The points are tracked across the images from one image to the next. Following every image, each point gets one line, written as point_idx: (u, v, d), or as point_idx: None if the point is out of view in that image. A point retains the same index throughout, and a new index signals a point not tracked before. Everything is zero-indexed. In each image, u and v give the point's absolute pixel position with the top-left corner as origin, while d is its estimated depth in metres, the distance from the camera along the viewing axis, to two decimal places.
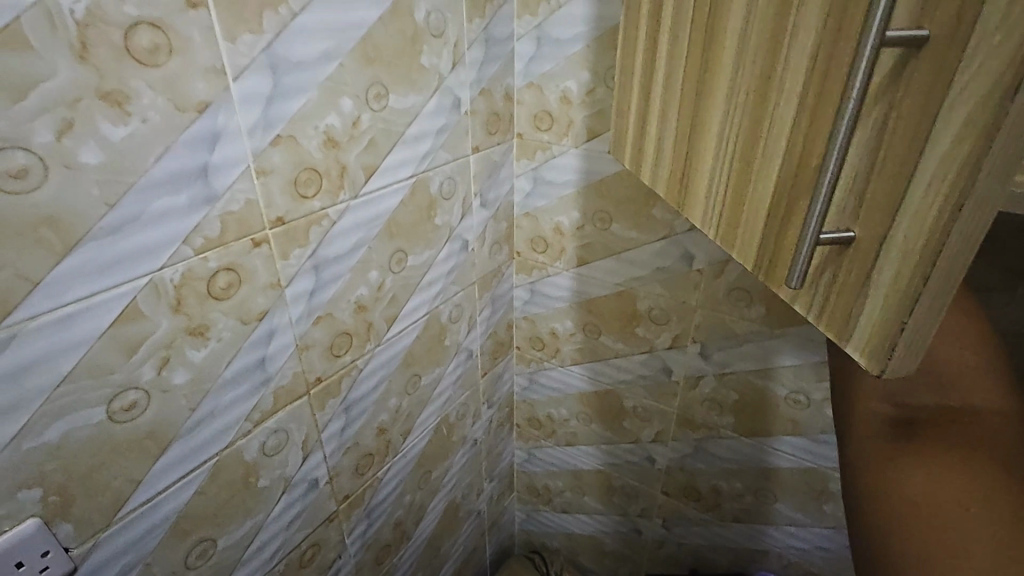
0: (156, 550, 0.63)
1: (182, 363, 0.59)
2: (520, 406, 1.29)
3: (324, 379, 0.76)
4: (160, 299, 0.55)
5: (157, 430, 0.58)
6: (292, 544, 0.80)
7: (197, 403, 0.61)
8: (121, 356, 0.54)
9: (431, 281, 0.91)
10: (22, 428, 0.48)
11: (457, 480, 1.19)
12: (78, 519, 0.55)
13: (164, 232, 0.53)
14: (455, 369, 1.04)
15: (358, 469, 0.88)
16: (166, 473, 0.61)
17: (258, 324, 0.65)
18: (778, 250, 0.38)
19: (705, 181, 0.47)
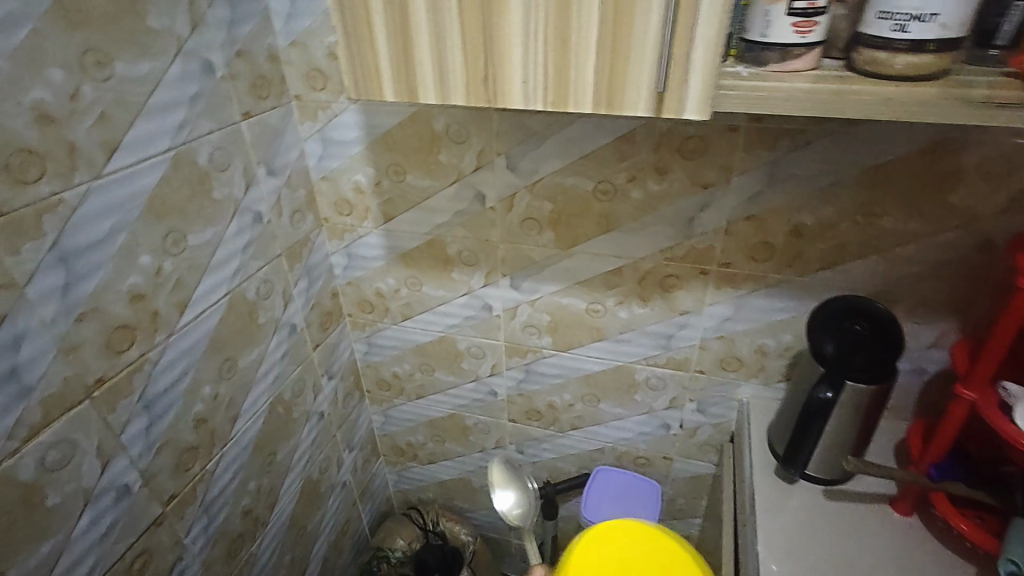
0: None
1: None
2: (365, 371, 1.30)
3: (108, 379, 0.71)
4: None
5: None
6: (113, 557, 0.76)
7: None
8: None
9: (224, 259, 0.87)
10: None
11: (310, 456, 1.18)
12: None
13: None
14: (278, 346, 1.02)
15: (181, 465, 0.84)
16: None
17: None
18: (614, 85, 0.52)
19: (517, 75, 0.54)
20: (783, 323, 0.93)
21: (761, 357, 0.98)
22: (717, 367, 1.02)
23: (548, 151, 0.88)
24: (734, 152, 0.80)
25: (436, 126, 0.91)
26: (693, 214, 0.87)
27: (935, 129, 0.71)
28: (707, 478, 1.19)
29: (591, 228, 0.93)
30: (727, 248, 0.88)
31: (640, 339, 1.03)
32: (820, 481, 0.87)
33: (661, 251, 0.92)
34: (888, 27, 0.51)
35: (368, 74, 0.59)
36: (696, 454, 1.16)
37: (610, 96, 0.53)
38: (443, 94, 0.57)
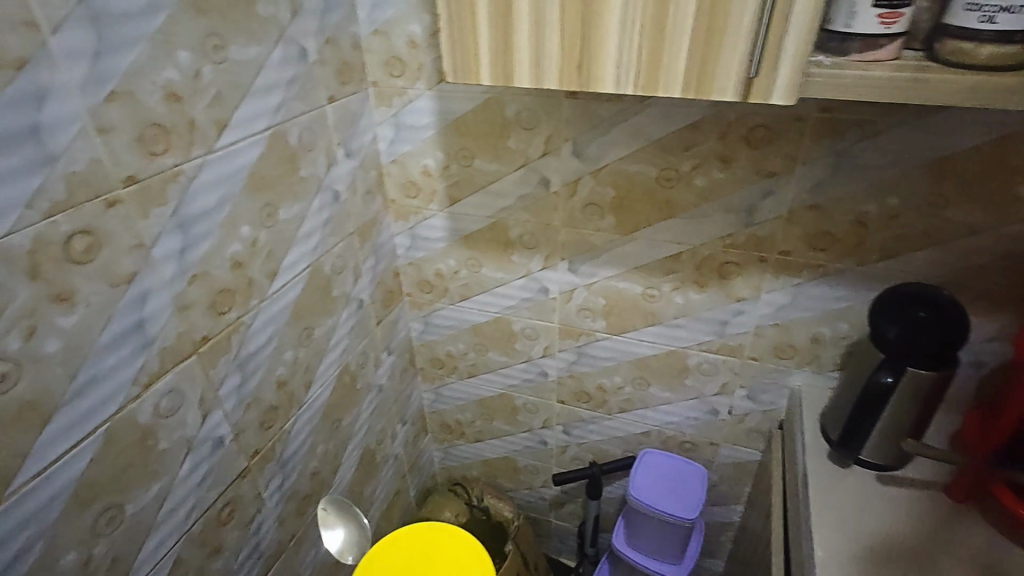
0: (59, 522, 0.62)
1: (51, 331, 0.58)
2: (420, 349, 1.36)
3: (210, 337, 0.77)
4: (14, 267, 0.54)
5: (36, 399, 0.58)
6: (207, 503, 0.82)
7: (76, 369, 0.61)
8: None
9: (307, 233, 0.93)
10: None
11: (369, 426, 1.24)
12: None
13: (7, 195, 0.52)
14: (347, 319, 1.08)
15: (264, 423, 0.91)
16: (56, 443, 0.60)
17: (128, 287, 0.65)
18: (705, 71, 0.56)
19: (611, 61, 0.58)
20: (840, 312, 0.95)
21: (815, 345, 1.00)
22: (770, 354, 1.04)
23: (614, 138, 0.92)
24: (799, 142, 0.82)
25: (507, 113, 0.95)
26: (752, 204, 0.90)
27: (1012, 121, 0.72)
28: (752, 464, 1.22)
29: (653, 214, 0.96)
30: (787, 237, 0.91)
31: (694, 324, 1.06)
32: (876, 467, 0.89)
33: (721, 238, 0.95)
34: (975, 18, 0.54)
35: (467, 60, 0.63)
36: (743, 441, 1.18)
37: (700, 81, 0.57)
38: (537, 78, 0.62)
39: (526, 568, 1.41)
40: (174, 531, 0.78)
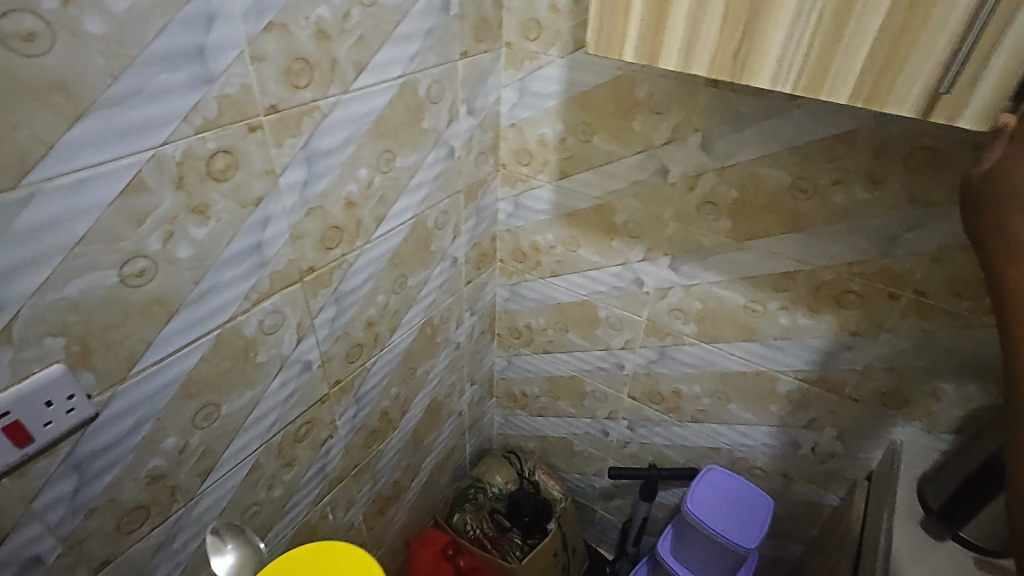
0: (166, 408, 0.69)
1: (185, 238, 0.63)
2: (502, 316, 1.37)
3: (316, 269, 0.82)
4: (163, 174, 0.58)
5: (164, 297, 0.63)
6: (288, 419, 0.89)
7: (200, 276, 0.66)
8: (123, 224, 0.57)
9: (418, 185, 0.95)
10: (45, 283, 0.53)
11: (440, 379, 1.28)
12: (95, 376, 0.60)
13: (167, 108, 0.56)
14: (439, 274, 1.11)
15: (348, 357, 0.96)
16: (172, 340, 0.66)
17: (254, 209, 0.69)
18: (884, 78, 0.49)
19: (772, 53, 0.53)
20: (973, 371, 0.84)
21: (932, 401, 0.90)
22: (875, 399, 0.95)
23: (749, 137, 0.85)
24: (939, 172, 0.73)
25: (638, 93, 0.91)
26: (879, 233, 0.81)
27: None
28: (826, 509, 1.13)
29: (774, 224, 0.89)
30: (916, 277, 0.81)
31: (794, 350, 0.98)
32: (975, 548, 0.78)
33: (849, 263, 0.86)
34: None
35: (612, 33, 0.61)
36: (821, 483, 1.10)
37: (875, 89, 0.50)
38: (684, 61, 0.58)
39: (564, 549, 1.43)
40: (255, 440, 0.84)
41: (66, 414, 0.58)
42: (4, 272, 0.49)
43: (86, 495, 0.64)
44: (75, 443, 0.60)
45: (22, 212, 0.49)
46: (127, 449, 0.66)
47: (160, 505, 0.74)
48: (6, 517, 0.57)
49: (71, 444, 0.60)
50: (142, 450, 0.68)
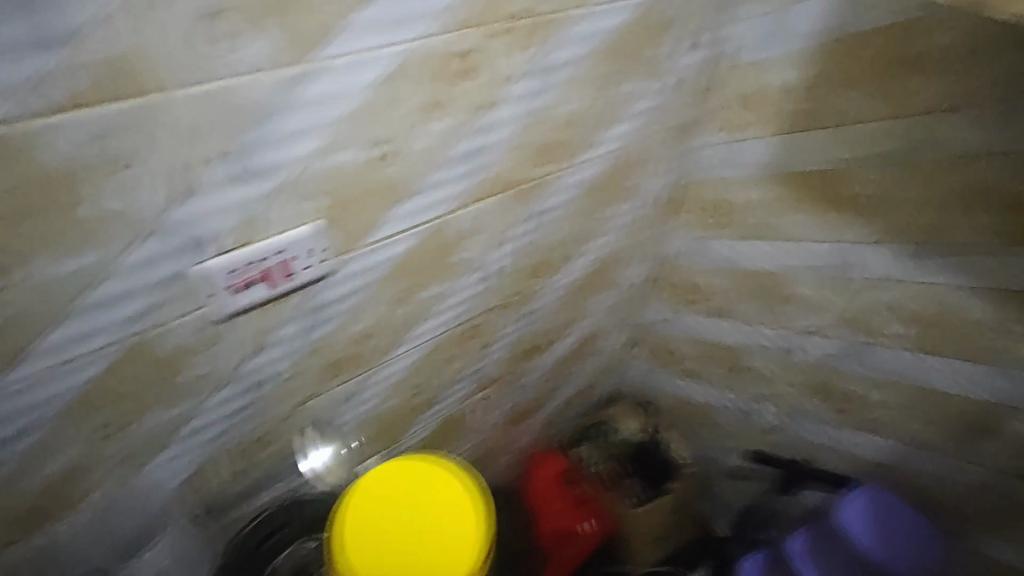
0: (375, 285, 0.77)
1: (424, 129, 0.67)
2: (671, 270, 1.28)
3: (524, 183, 0.84)
4: (422, 66, 0.62)
5: (394, 181, 0.69)
6: (466, 314, 0.96)
7: (425, 166, 0.70)
8: (377, 109, 0.61)
9: (634, 114, 0.93)
10: (315, 150, 0.60)
11: (598, 316, 1.29)
12: (321, 243, 0.67)
13: (438, 2, 0.59)
14: (628, 210, 1.08)
15: (527, 274, 0.99)
16: (387, 225, 0.72)
17: (484, 114, 0.71)
18: None
19: None
20: None
21: None
22: None
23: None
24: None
25: (938, 43, 0.76)
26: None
27: None
28: (1016, 565, 1.03)
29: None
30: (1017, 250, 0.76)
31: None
32: None
33: None
34: None
35: None
36: (1011, 526, 1.01)
37: None
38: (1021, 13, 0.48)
39: (688, 508, 1.45)
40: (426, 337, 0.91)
41: (299, 267, 0.67)
42: (291, 138, 0.57)
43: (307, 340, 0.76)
44: (304, 294, 0.70)
45: (301, 82, 0.55)
46: (342, 308, 0.76)
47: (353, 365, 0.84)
48: (261, 335, 0.71)
49: (305, 293, 0.70)
50: (351, 316, 0.78)
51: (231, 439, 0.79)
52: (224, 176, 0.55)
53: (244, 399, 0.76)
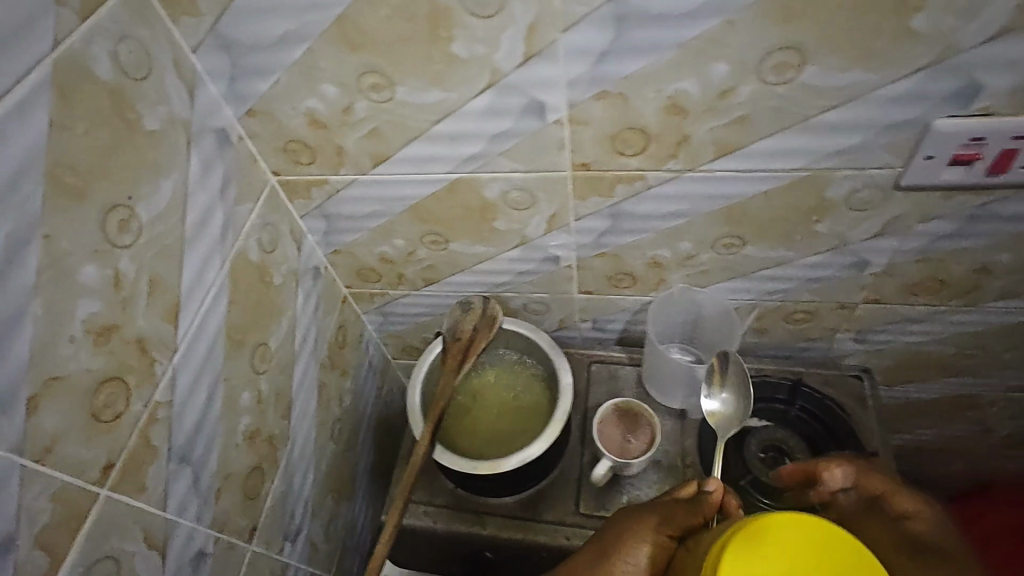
0: (391, 216, 0.71)
1: (549, 94, 0.53)
2: (941, 339, 0.76)
3: (626, 157, 0.57)
4: (475, 18, 0.47)
5: (519, 157, 0.59)
6: (516, 331, 0.78)
7: (564, 140, 0.57)
8: (768, 128, 0.52)
9: (993, 119, 0.48)
10: (391, 111, 0.56)
11: (879, 338, 0.78)
12: (488, 171, 0.62)
13: None
14: (869, 252, 0.64)
15: (674, 269, 0.71)
16: (643, 202, 0.63)
17: (546, 75, 0.51)
18: None
19: None
20: None
21: None
22: None
23: None
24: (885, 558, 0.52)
25: None
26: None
27: None
28: None
29: None
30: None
31: None
32: None
33: None
34: None
35: None
36: None
37: None
38: None
39: None
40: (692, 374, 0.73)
41: (529, 203, 0.65)
42: (287, 42, 0.52)
43: (336, 244, 0.77)
44: (334, 202, 0.70)
45: (519, 64, 0.50)
46: (373, 224, 0.73)
47: (627, 321, 0.83)
48: (373, 266, 0.80)
49: (528, 240, 0.71)
50: (649, 240, 0.68)
51: (342, 412, 0.87)
52: (541, 136, 0.56)
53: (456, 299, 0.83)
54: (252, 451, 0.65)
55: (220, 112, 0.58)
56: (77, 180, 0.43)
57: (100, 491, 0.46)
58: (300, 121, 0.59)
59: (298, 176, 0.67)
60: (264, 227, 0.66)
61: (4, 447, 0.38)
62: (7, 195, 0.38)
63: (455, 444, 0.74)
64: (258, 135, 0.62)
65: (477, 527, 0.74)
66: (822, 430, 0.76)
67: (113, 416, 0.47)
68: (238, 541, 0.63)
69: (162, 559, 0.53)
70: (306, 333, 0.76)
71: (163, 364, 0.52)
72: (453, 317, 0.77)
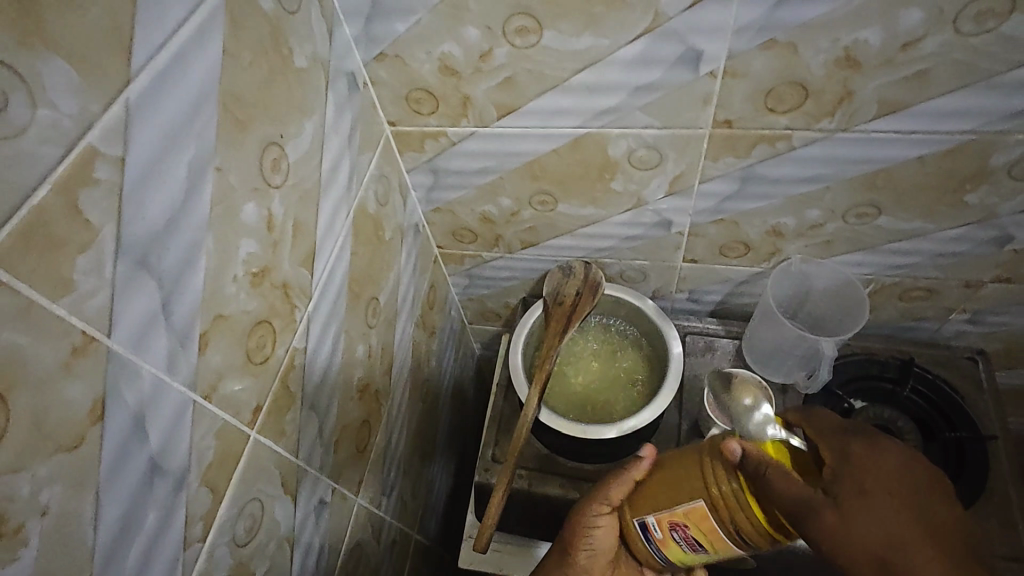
0: (501, 173, 0.69)
1: (708, 43, 0.50)
2: None
3: (776, 114, 0.54)
4: None
5: (657, 111, 0.57)
6: (620, 298, 0.76)
7: (712, 94, 0.54)
8: (943, 85, 0.49)
9: None
10: (532, 57, 0.54)
11: (995, 320, 0.75)
12: (620, 126, 0.59)
13: None
14: (1013, 225, 0.61)
15: (794, 238, 0.69)
16: (780, 165, 0.60)
17: (711, 21, 0.48)
18: None
19: None
20: None
21: None
22: None
23: None
24: (848, 451, 0.41)
25: None
26: (654, 549, 0.51)
27: None
28: None
29: None
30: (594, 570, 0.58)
31: None
32: None
33: None
34: None
35: None
36: None
37: None
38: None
39: None
40: (811, 347, 0.70)
41: (655, 162, 0.63)
42: None
43: (436, 201, 0.75)
44: (445, 156, 0.68)
45: (685, 8, 0.47)
46: (480, 182, 0.71)
47: (726, 293, 0.81)
48: (469, 226, 0.79)
49: (642, 203, 0.69)
50: (774, 208, 0.65)
51: (427, 373, 0.86)
52: (688, 90, 0.54)
53: (551, 264, 0.82)
54: (363, 404, 0.65)
55: (351, 56, 0.55)
56: (242, 112, 0.41)
57: (250, 433, 0.45)
58: (431, 67, 0.57)
59: (415, 127, 0.65)
60: (379, 179, 0.64)
61: (181, 381, 0.37)
62: (188, 123, 0.36)
63: (554, 405, 0.72)
64: (382, 82, 0.60)
65: (573, 492, 0.72)
66: (938, 412, 0.73)
67: (263, 359, 0.46)
68: (349, 493, 0.63)
69: (294, 505, 0.52)
70: (406, 290, 0.75)
71: (301, 311, 0.51)
72: (554, 281, 0.74)
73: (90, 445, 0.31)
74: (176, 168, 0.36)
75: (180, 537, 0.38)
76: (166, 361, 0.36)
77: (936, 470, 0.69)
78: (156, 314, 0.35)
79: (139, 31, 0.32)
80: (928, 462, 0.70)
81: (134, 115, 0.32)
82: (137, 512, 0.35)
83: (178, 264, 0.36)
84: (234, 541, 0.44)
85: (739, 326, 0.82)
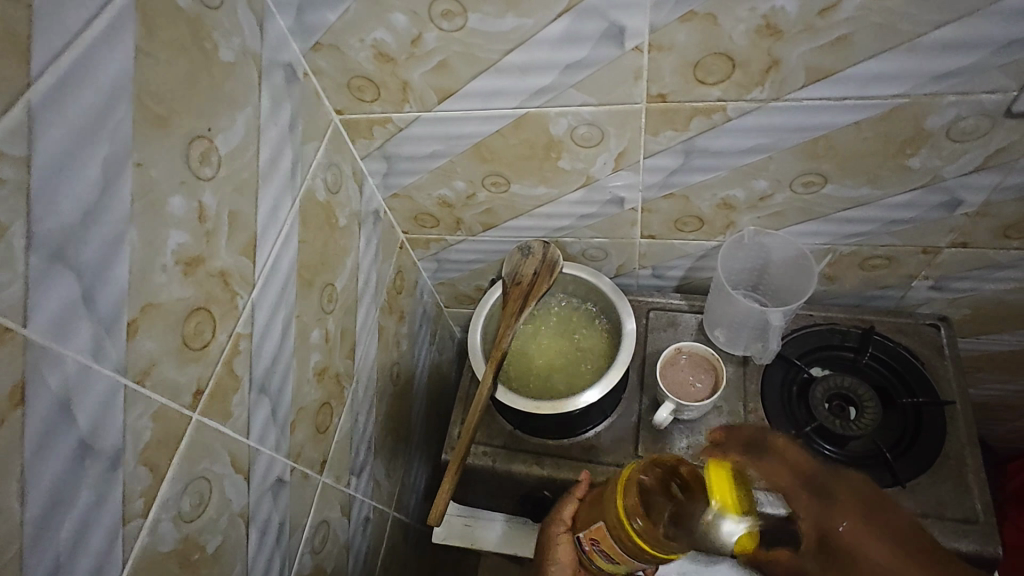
0: (451, 157, 0.70)
1: (628, 17, 0.50)
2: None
3: (706, 86, 0.54)
4: None
5: (590, 88, 0.57)
6: (579, 276, 0.77)
7: (641, 68, 0.54)
8: (867, 49, 0.49)
9: None
10: (462, 40, 0.55)
11: (957, 286, 0.75)
12: (558, 105, 0.59)
13: None
14: (959, 189, 0.61)
15: (745, 211, 0.69)
16: (720, 137, 0.60)
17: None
18: None
19: None
20: None
21: None
22: None
23: None
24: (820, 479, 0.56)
25: None
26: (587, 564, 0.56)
27: None
28: None
29: None
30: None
31: None
32: None
33: None
34: None
35: None
36: None
37: None
38: None
39: None
40: (760, 319, 0.70)
41: (598, 139, 0.63)
42: None
43: (394, 186, 0.76)
44: (394, 142, 0.69)
45: None
46: (432, 166, 0.72)
47: (688, 267, 0.81)
48: (430, 210, 0.80)
49: (591, 180, 0.69)
50: (721, 181, 0.65)
51: (399, 355, 0.89)
52: (618, 65, 0.54)
53: (513, 245, 0.83)
54: (322, 387, 0.67)
55: (287, 47, 0.56)
56: (162, 108, 0.43)
57: (192, 415, 0.47)
58: (367, 54, 0.58)
59: (362, 115, 0.66)
60: (328, 167, 0.66)
61: (110, 366, 0.40)
62: (101, 119, 0.38)
63: (513, 384, 0.74)
64: (322, 71, 0.61)
65: (535, 467, 0.74)
66: (897, 379, 0.73)
67: (202, 344, 0.48)
68: (311, 473, 0.66)
69: (247, 483, 0.55)
70: (368, 276, 0.76)
71: (243, 298, 0.52)
72: (513, 262, 0.74)
73: (12, 428, 0.33)
74: (89, 165, 0.37)
75: (119, 512, 0.41)
76: (91, 348, 0.38)
77: (892, 438, 0.69)
78: (76, 303, 0.37)
79: (37, 32, 0.34)
80: (886, 430, 0.70)
81: (39, 116, 0.34)
82: (66, 489, 0.37)
83: (97, 256, 0.38)
84: (179, 517, 0.47)
85: (702, 300, 0.82)
